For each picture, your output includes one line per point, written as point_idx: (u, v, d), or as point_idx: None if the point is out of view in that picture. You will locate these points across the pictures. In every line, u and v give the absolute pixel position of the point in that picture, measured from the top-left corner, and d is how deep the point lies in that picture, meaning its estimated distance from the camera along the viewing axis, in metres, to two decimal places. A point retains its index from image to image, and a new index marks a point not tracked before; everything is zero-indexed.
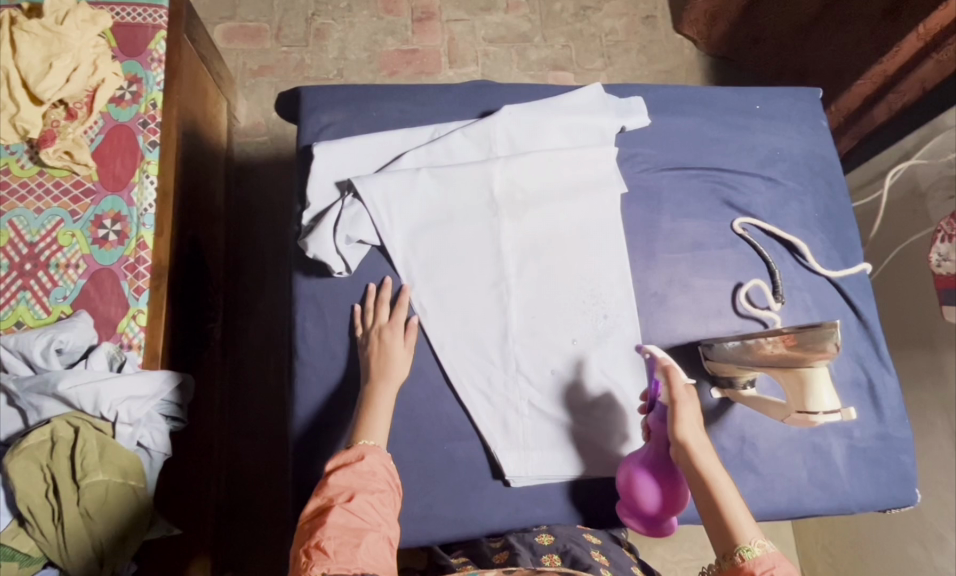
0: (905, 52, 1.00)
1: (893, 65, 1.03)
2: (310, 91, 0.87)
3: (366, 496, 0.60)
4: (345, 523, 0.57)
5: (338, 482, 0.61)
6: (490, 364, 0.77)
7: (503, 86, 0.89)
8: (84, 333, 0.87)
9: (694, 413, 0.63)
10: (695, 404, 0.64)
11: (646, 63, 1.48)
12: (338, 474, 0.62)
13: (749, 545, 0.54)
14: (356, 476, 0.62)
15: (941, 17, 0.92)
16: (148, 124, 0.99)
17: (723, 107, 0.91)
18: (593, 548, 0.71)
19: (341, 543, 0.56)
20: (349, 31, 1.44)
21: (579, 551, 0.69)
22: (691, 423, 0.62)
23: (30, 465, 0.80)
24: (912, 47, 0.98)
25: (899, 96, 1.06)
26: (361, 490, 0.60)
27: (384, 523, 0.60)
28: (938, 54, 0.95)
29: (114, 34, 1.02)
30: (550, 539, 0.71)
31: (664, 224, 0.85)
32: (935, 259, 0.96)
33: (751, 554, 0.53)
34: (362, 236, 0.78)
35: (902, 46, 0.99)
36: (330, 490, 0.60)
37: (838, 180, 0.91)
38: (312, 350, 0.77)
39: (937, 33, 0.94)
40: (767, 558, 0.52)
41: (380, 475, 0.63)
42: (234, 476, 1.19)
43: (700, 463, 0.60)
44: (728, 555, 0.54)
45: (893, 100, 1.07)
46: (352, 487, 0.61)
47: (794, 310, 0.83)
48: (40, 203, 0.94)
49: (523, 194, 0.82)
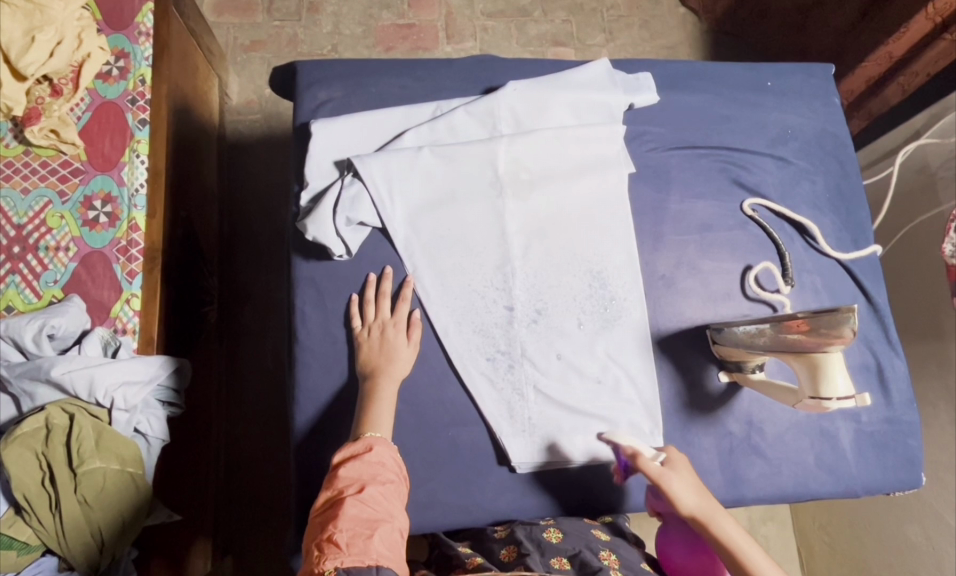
0: (915, 32, 0.99)
1: (900, 47, 1.02)
2: (307, 66, 0.83)
3: (377, 487, 0.59)
4: (358, 514, 0.56)
5: (347, 473, 0.60)
6: (496, 349, 0.75)
7: (507, 60, 0.86)
8: (77, 318, 0.85)
9: (684, 484, 0.65)
10: (680, 473, 0.65)
11: (648, 39, 1.44)
12: (347, 466, 0.60)
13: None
14: (366, 467, 0.60)
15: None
16: (137, 101, 0.96)
17: (734, 83, 0.88)
18: (603, 546, 0.71)
19: (353, 533, 0.55)
20: (343, 5, 1.39)
21: (589, 553, 0.68)
22: (687, 495, 0.64)
23: (25, 453, 0.79)
24: (920, 28, 0.97)
25: (910, 77, 1.04)
26: (372, 481, 0.59)
27: (397, 514, 0.59)
28: (950, 34, 0.94)
29: (99, 5, 0.97)
30: (559, 536, 0.70)
31: (672, 205, 0.83)
32: (949, 251, 0.94)
33: None
34: (362, 218, 0.75)
35: (910, 27, 0.98)
36: (340, 482, 0.59)
37: (850, 160, 0.89)
38: (311, 335, 0.75)
39: (948, 13, 0.93)
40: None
41: (389, 466, 0.62)
42: (233, 461, 1.18)
43: (715, 530, 0.62)
44: None
45: (904, 81, 1.06)
46: (363, 478, 0.59)
47: (803, 293, 0.81)
48: (27, 183, 0.91)
49: (528, 173, 0.79)
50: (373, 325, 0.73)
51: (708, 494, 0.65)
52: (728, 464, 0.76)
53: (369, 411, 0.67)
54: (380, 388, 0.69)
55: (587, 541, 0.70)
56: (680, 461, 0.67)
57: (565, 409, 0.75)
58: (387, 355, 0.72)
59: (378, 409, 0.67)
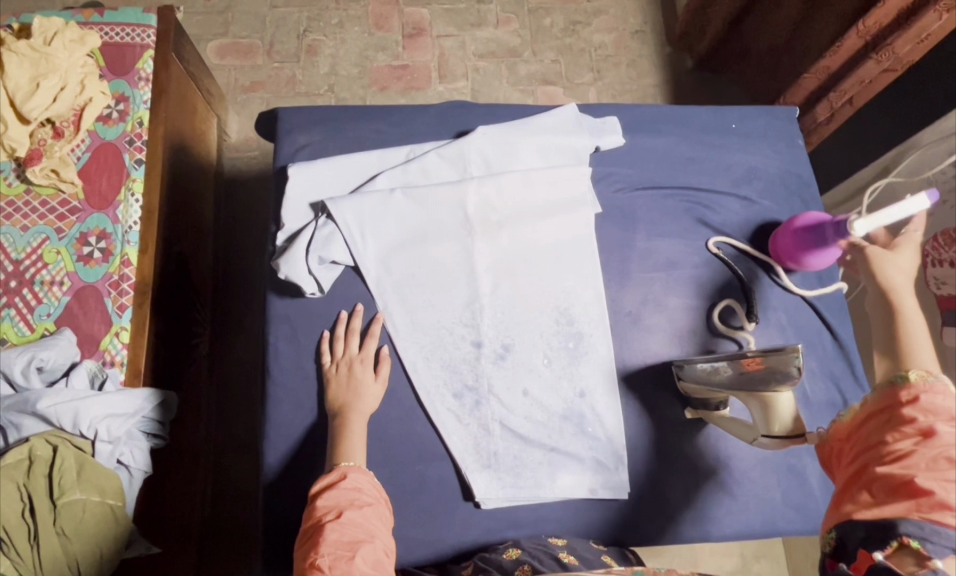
0: (847, 49, 1.05)
1: (835, 62, 1.08)
2: (289, 113, 0.88)
3: (355, 511, 0.61)
4: (338, 538, 0.58)
5: (325, 502, 0.62)
6: (463, 385, 0.77)
7: (479, 106, 0.90)
8: (66, 350, 0.88)
9: (896, 263, 0.62)
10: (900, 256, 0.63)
11: (635, 77, 1.49)
12: (325, 495, 0.62)
13: (908, 374, 0.54)
14: (342, 494, 0.62)
15: (879, 15, 0.96)
16: (134, 142, 1.00)
17: (699, 126, 0.91)
18: (561, 551, 0.70)
19: (335, 557, 0.56)
20: (340, 48, 1.45)
21: (546, 561, 0.68)
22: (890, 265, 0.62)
23: (7, 485, 0.80)
24: (853, 45, 1.03)
25: (838, 95, 1.11)
26: (349, 507, 0.61)
27: (379, 534, 0.60)
28: (877, 55, 1.00)
29: (103, 53, 1.03)
30: (517, 553, 0.70)
31: (639, 244, 0.85)
32: (933, 283, 0.98)
33: (910, 377, 0.53)
34: (335, 257, 0.78)
35: (843, 43, 1.04)
36: (319, 511, 0.61)
37: (814, 199, 0.91)
38: (284, 371, 0.77)
39: (876, 32, 0.99)
40: (921, 384, 0.52)
41: (367, 491, 0.64)
42: (218, 493, 1.19)
43: (894, 289, 0.60)
44: (885, 380, 0.55)
45: (834, 99, 1.12)
46: (340, 504, 0.61)
47: (769, 330, 0.83)
48: (26, 221, 0.96)
49: (497, 215, 0.82)
50: (341, 361, 0.76)
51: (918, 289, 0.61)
52: (693, 501, 0.77)
53: (340, 443, 0.69)
54: (350, 422, 0.71)
55: (545, 551, 0.70)
56: (905, 253, 0.63)
57: (530, 445, 0.76)
58: (355, 391, 0.73)
59: (348, 441, 0.69)
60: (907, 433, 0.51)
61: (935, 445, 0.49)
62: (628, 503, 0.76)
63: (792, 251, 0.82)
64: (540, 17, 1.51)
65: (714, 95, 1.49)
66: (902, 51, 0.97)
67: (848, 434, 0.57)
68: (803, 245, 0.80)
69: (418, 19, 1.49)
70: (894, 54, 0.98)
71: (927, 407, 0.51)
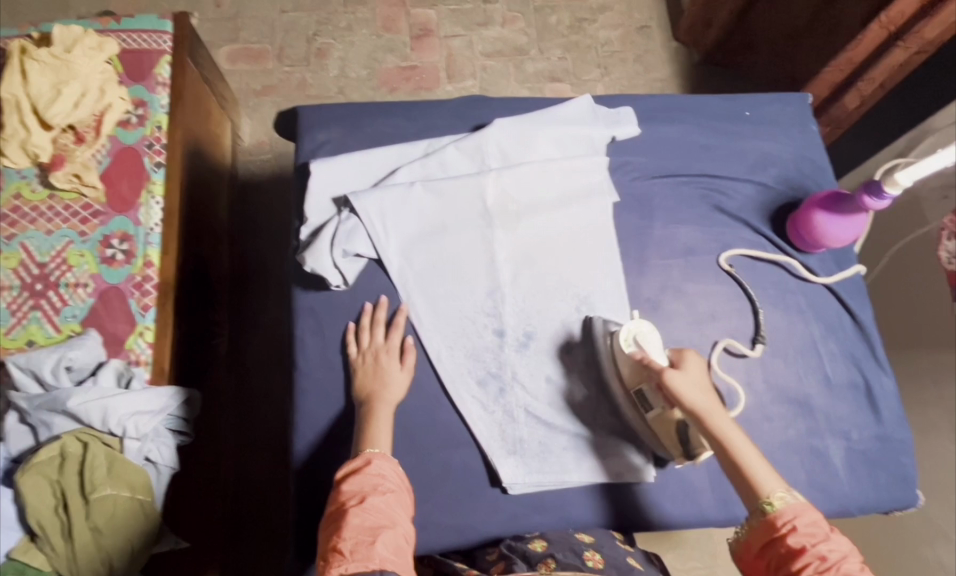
0: (871, 40, 1.04)
1: (859, 53, 1.07)
2: (307, 111, 0.89)
3: (378, 497, 0.62)
4: (360, 523, 0.59)
5: (349, 487, 0.63)
6: (487, 373, 0.78)
7: (494, 100, 0.91)
8: (93, 350, 0.90)
9: (691, 383, 0.67)
10: (689, 373, 0.68)
11: (642, 72, 1.50)
12: (349, 480, 0.63)
13: (769, 498, 0.61)
14: (366, 479, 0.63)
15: (903, 5, 0.96)
16: (154, 146, 1.02)
17: (712, 115, 0.92)
18: (587, 548, 0.70)
19: (356, 541, 0.58)
20: (349, 50, 1.47)
21: (571, 556, 0.68)
22: (690, 396, 0.66)
23: (41, 481, 0.83)
24: (877, 36, 1.02)
25: (868, 84, 1.10)
26: (372, 492, 0.62)
27: (400, 521, 0.61)
28: (904, 42, 1.00)
29: (120, 60, 1.06)
30: (542, 545, 0.70)
31: (655, 231, 0.86)
32: (945, 258, 1.00)
33: (773, 507, 0.60)
34: (358, 250, 0.79)
35: (865, 35, 1.03)
36: (343, 495, 0.62)
37: (829, 183, 0.91)
38: (309, 363, 0.78)
39: (901, 22, 0.98)
40: (787, 509, 0.60)
41: (389, 478, 0.64)
42: (242, 490, 1.21)
43: (715, 421, 0.65)
44: (755, 511, 0.62)
45: (863, 88, 1.11)
46: (364, 489, 0.62)
47: (787, 313, 0.84)
48: (50, 225, 0.98)
49: (516, 206, 0.83)
50: (367, 352, 0.77)
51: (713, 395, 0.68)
52: (717, 484, 0.77)
53: (366, 431, 0.70)
54: (376, 411, 0.72)
55: (570, 545, 0.70)
56: (692, 361, 0.69)
57: (555, 431, 0.77)
58: (381, 380, 0.75)
59: (374, 429, 0.70)
60: (809, 559, 0.56)
61: (832, 565, 0.56)
62: (652, 486, 0.77)
63: (825, 225, 0.81)
64: (546, 15, 1.52)
65: (723, 87, 1.49)
66: (930, 36, 0.97)
67: (754, 551, 0.61)
68: (835, 216, 0.80)
69: (426, 20, 1.50)
70: (922, 39, 0.98)
71: (805, 528, 0.58)
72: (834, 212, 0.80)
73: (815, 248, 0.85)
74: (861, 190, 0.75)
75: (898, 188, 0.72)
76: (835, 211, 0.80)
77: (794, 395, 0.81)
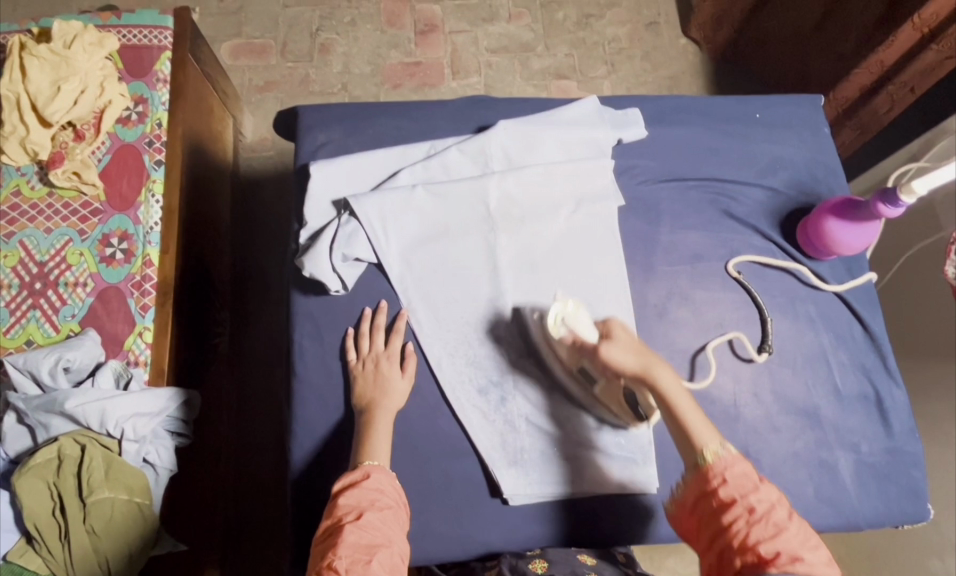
0: (904, 41, 1.00)
1: (891, 55, 1.03)
2: (308, 110, 0.88)
3: (375, 513, 0.60)
4: (356, 540, 0.57)
5: (345, 502, 0.61)
6: (488, 381, 0.77)
7: (498, 101, 0.90)
8: (92, 350, 0.89)
9: (624, 353, 0.66)
10: (619, 341, 0.67)
11: (650, 69, 1.48)
12: (347, 494, 0.62)
13: (704, 453, 0.61)
14: (364, 494, 0.62)
15: (937, 6, 0.92)
16: (154, 144, 1.01)
17: (722, 117, 0.90)
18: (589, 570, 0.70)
19: (352, 561, 0.56)
20: (353, 46, 1.45)
21: None
22: (625, 364, 0.65)
23: (38, 483, 0.82)
24: (909, 37, 0.99)
25: (898, 87, 1.05)
26: (370, 508, 0.61)
27: (396, 540, 0.60)
28: (937, 44, 0.95)
29: (121, 56, 1.04)
30: (544, 566, 0.70)
31: (662, 236, 0.84)
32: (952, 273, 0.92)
33: (710, 458, 0.61)
34: (358, 254, 0.78)
35: (898, 36, 0.99)
36: (339, 510, 0.61)
37: (841, 188, 0.89)
38: (309, 369, 0.77)
39: (935, 23, 0.94)
40: (717, 463, 0.60)
41: (388, 493, 0.63)
42: (241, 492, 1.20)
43: (657, 383, 0.64)
44: (692, 465, 0.62)
45: (893, 91, 1.07)
46: (361, 505, 0.61)
47: (797, 321, 0.82)
48: (49, 223, 0.97)
49: (519, 210, 0.82)
50: (367, 358, 0.75)
51: (648, 351, 0.67)
52: None
53: (366, 441, 0.69)
54: (377, 419, 0.71)
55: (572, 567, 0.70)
56: (620, 330, 0.68)
57: (556, 441, 0.75)
58: (382, 387, 0.73)
59: (374, 439, 0.69)
60: (738, 513, 0.57)
61: (761, 518, 0.56)
62: (656, 498, 0.75)
63: (837, 234, 0.79)
64: (552, 11, 1.50)
65: (733, 85, 1.46)
66: None
67: (688, 509, 0.62)
68: (848, 223, 0.78)
69: (430, 15, 1.48)
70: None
71: (733, 482, 0.59)
72: (847, 220, 0.78)
73: (826, 256, 0.83)
74: (875, 198, 0.73)
75: (914, 197, 0.69)
76: (847, 219, 0.78)
77: (803, 406, 0.79)
